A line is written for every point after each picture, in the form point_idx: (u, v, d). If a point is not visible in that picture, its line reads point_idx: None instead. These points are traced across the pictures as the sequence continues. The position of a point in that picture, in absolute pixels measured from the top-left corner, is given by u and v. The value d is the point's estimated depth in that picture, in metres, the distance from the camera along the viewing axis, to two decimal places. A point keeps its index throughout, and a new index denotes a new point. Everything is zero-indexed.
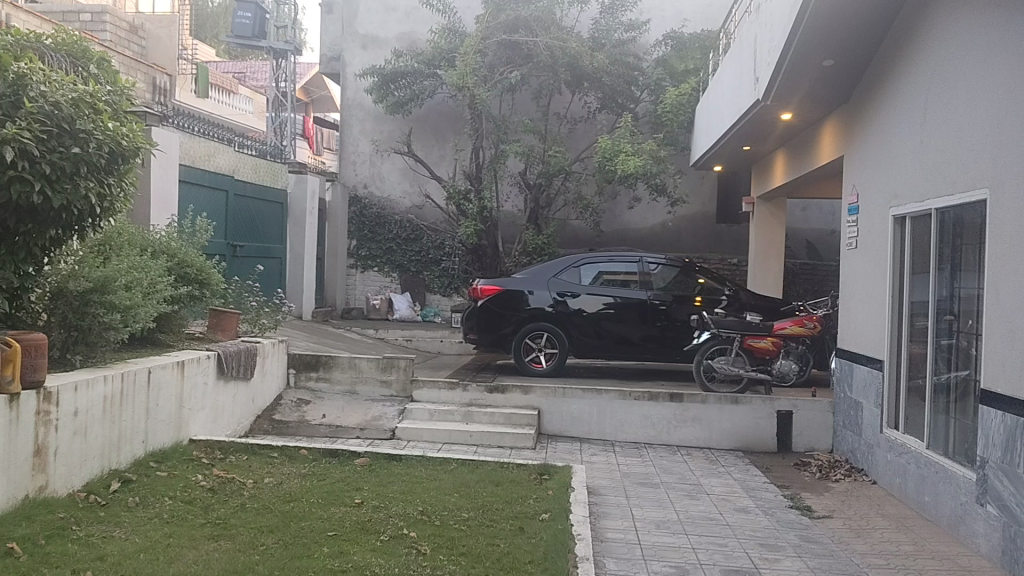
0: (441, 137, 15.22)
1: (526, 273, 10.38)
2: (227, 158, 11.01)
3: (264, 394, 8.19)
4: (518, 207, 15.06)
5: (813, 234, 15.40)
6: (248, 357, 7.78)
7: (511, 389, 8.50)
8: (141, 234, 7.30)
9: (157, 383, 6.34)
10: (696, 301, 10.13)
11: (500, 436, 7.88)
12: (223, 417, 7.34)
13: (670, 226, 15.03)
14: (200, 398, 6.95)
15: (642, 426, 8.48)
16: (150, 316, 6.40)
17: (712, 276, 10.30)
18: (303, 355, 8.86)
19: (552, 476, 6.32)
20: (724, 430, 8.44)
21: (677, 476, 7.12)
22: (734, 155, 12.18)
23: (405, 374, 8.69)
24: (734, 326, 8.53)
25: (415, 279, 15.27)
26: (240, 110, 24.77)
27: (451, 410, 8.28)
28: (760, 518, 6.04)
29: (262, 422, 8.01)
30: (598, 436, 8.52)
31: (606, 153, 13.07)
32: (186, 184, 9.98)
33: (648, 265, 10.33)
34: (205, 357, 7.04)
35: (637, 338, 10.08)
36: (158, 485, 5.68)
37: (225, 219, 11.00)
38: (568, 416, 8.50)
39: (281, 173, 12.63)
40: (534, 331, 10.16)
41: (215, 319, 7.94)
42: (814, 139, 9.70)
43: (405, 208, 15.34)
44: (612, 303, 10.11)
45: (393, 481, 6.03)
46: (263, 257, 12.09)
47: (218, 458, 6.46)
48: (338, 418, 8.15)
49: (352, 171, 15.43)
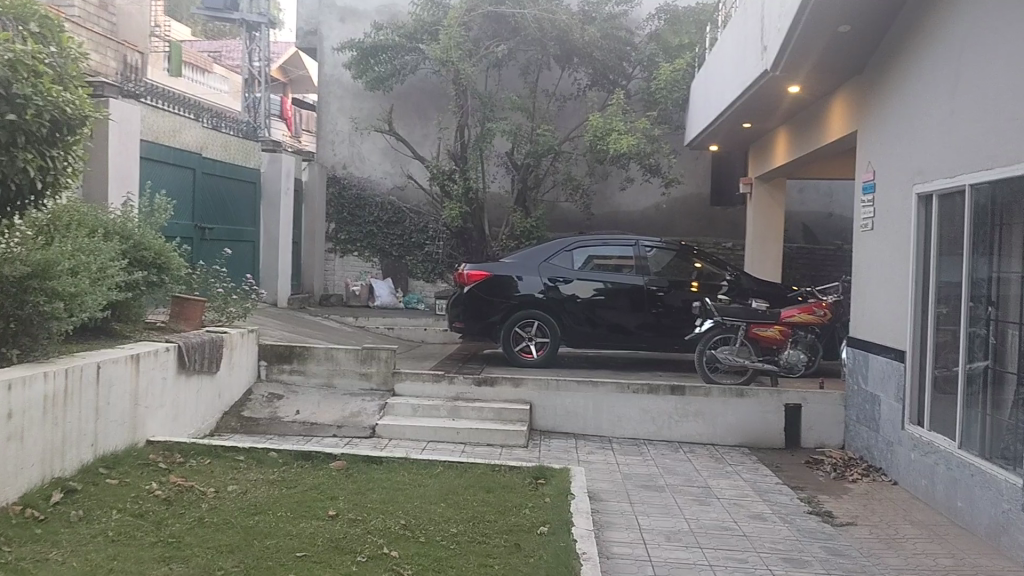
0: (423, 115, 14.54)
1: (514, 258, 9.76)
2: (194, 134, 10.33)
3: (231, 389, 7.54)
4: (504, 188, 14.42)
5: (810, 217, 14.87)
6: (213, 349, 7.11)
7: (500, 382, 7.90)
8: (93, 213, 6.61)
9: (110, 378, 5.67)
10: (694, 286, 9.55)
11: (489, 434, 7.28)
12: (185, 415, 6.67)
13: (663, 208, 14.43)
14: (158, 395, 6.27)
15: (641, 422, 7.89)
16: (99, 304, 5.65)
17: (709, 260, 9.73)
18: (275, 347, 8.20)
19: (550, 480, 5.72)
20: (729, 425, 7.87)
21: (682, 477, 6.55)
22: (732, 133, 11.61)
23: (387, 366, 8.04)
24: (739, 313, 7.94)
25: (397, 265, 14.63)
26: (214, 90, 23.91)
27: (435, 405, 7.66)
28: (779, 527, 5.47)
29: (230, 420, 7.36)
30: (594, 432, 7.94)
31: (598, 132, 12.43)
32: (148, 161, 9.29)
33: (643, 249, 9.74)
34: (164, 349, 6.37)
35: (633, 326, 9.48)
36: (106, 495, 5.01)
37: (192, 200, 10.32)
38: (562, 410, 7.91)
39: (254, 152, 11.96)
40: (524, 319, 9.56)
41: (177, 308, 7.40)
42: (821, 113, 9.14)
43: (386, 189, 14.69)
44: (605, 289, 9.51)
45: (372, 489, 5.41)
46: (234, 241, 11.40)
47: (177, 462, 5.81)
48: (313, 414, 7.51)
49: (330, 151, 14.74)
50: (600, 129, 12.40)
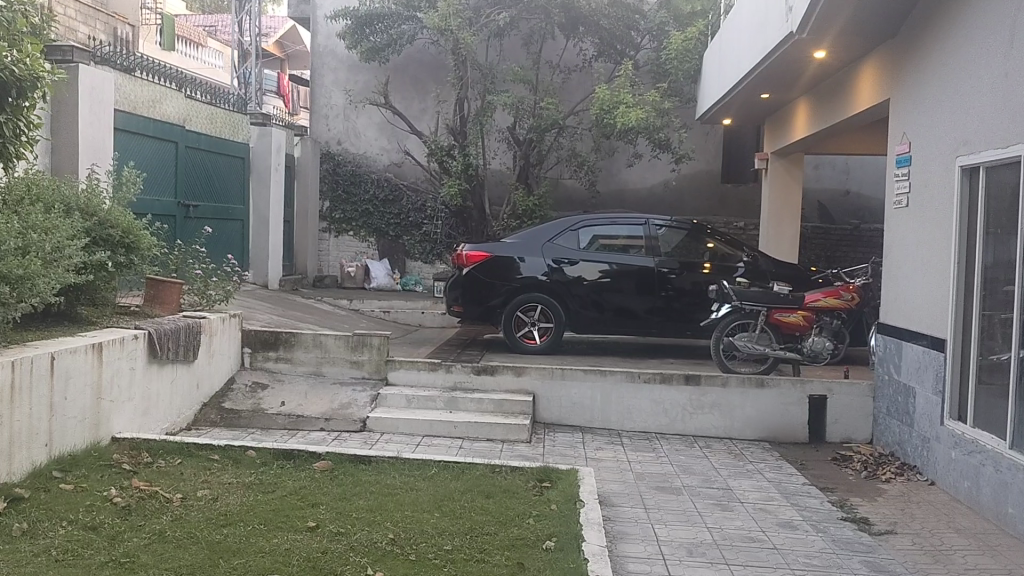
0: (421, 88, 13.87)
1: (516, 238, 9.16)
2: (175, 105, 9.73)
3: (210, 379, 6.96)
4: (506, 165, 13.81)
5: (825, 195, 14.27)
6: (189, 335, 6.52)
7: (502, 370, 7.32)
8: (54, 188, 5.97)
9: (68, 371, 5.06)
10: (706, 268, 8.95)
11: (489, 428, 6.71)
12: (156, 409, 6.09)
13: (673, 185, 13.82)
14: (123, 388, 5.68)
15: (654, 414, 7.32)
16: (52, 289, 4.99)
17: (723, 240, 9.13)
18: (259, 333, 7.61)
19: (556, 484, 5.14)
20: (748, 418, 7.30)
21: (700, 478, 5.98)
22: (748, 105, 10.97)
23: (379, 354, 7.44)
24: (760, 298, 7.38)
25: (394, 245, 14.05)
26: (209, 65, 23.23)
27: (432, 397, 7.10)
28: (811, 537, 4.91)
29: (208, 412, 6.79)
30: (603, 425, 7.37)
31: (605, 104, 11.78)
32: (123, 133, 8.67)
33: (654, 229, 9.13)
34: (131, 338, 5.76)
35: (642, 311, 8.90)
36: (58, 503, 4.43)
37: (174, 176, 9.70)
38: (568, 402, 7.34)
39: (241, 125, 11.35)
40: (526, 303, 8.98)
41: (152, 291, 6.88)
42: (849, 81, 8.52)
43: (383, 166, 14.07)
44: (613, 271, 8.92)
45: (359, 495, 4.84)
46: (219, 219, 10.78)
47: (143, 462, 5.22)
48: (299, 406, 6.94)
49: (324, 126, 14.12)
50: (608, 102, 11.77)
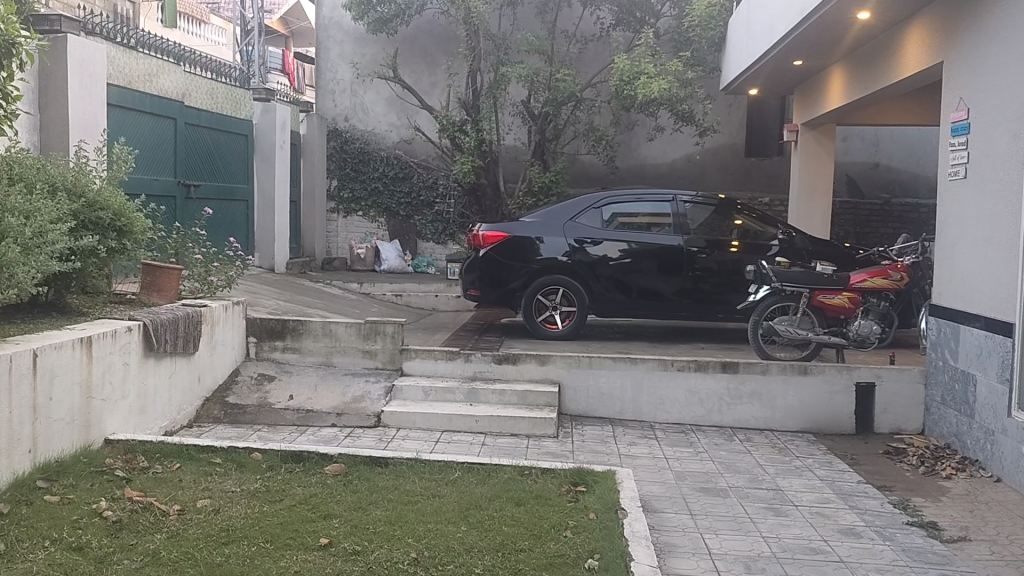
0: (431, 61, 13.31)
1: (535, 216, 8.63)
2: (174, 79, 9.21)
3: (213, 371, 6.49)
4: (521, 140, 13.28)
5: (854, 168, 13.69)
6: (188, 325, 6.03)
7: (524, 358, 6.83)
8: (39, 165, 5.46)
9: (54, 368, 4.58)
10: (734, 245, 8.41)
11: (514, 422, 6.22)
12: (152, 406, 5.61)
13: (696, 160, 13.27)
14: (117, 385, 5.21)
15: (689, 405, 6.83)
16: (34, 278, 4.52)
17: (753, 217, 8.59)
18: (266, 321, 7.12)
19: (592, 488, 4.66)
20: (790, 408, 6.82)
21: (746, 477, 5.51)
22: (778, 73, 10.41)
23: (393, 342, 6.96)
24: (802, 278, 6.90)
25: (404, 225, 13.54)
26: (212, 42, 22.68)
27: (451, 388, 6.62)
28: (879, 547, 4.42)
29: (212, 408, 6.33)
30: (634, 416, 6.88)
31: (624, 75, 11.20)
32: (117, 109, 8.16)
33: (681, 205, 8.61)
34: (124, 330, 5.28)
35: (670, 293, 8.39)
36: (42, 518, 3.94)
37: (173, 154, 9.20)
38: (596, 392, 6.85)
39: (244, 101, 10.82)
40: (547, 287, 8.47)
41: (149, 278, 6.40)
42: (893, 45, 7.95)
43: (392, 143, 13.54)
44: (639, 251, 8.40)
45: (376, 504, 4.37)
46: (222, 199, 10.27)
47: (138, 469, 4.74)
48: (309, 400, 6.47)
49: (330, 101, 13.61)
50: (627, 72, 11.19)
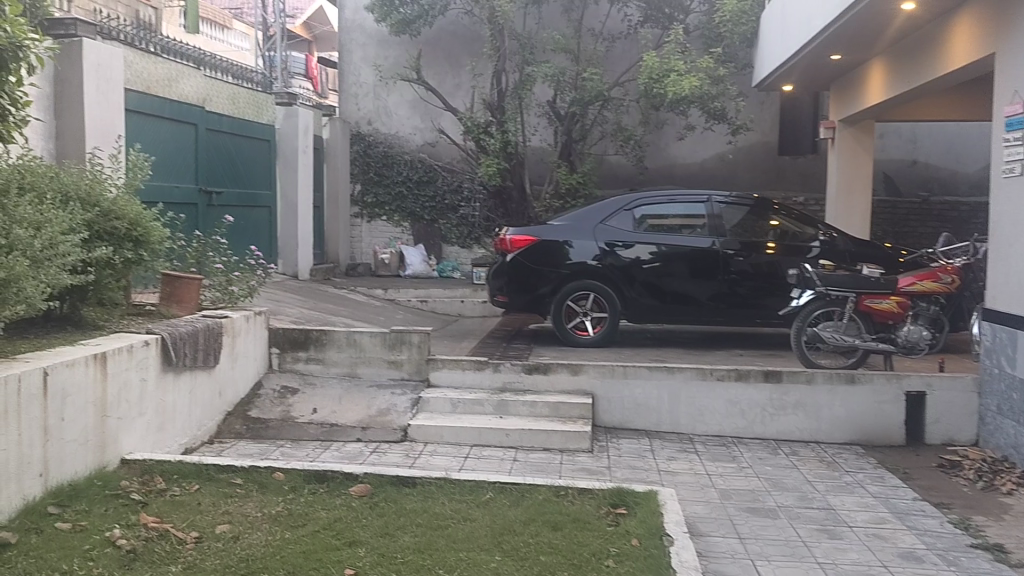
0: (455, 62, 13.08)
1: (565, 219, 8.35)
2: (195, 84, 9.04)
3: (235, 385, 6.27)
4: (547, 141, 13.01)
5: (890, 166, 13.28)
6: (209, 338, 5.82)
7: (556, 368, 6.56)
8: (52, 174, 5.27)
9: (66, 388, 4.38)
10: (770, 248, 8.10)
11: (547, 436, 5.95)
12: (171, 423, 5.39)
13: (727, 159, 12.93)
14: (134, 403, 5.00)
15: (729, 416, 6.53)
16: (43, 293, 4.32)
17: (791, 217, 8.26)
18: (288, 331, 6.89)
19: (634, 511, 4.38)
20: (837, 419, 6.52)
21: (795, 496, 5.22)
22: (814, 68, 10.07)
23: (419, 352, 6.71)
24: (846, 282, 6.64)
25: (429, 229, 13.29)
26: (235, 47, 22.60)
27: (479, 400, 6.35)
28: (945, 574, 4.10)
29: (234, 423, 6.11)
30: (671, 429, 6.59)
31: (653, 73, 10.91)
32: (135, 115, 7.99)
33: (716, 206, 8.28)
34: (140, 344, 5.07)
35: (705, 298, 8.08)
36: (52, 547, 3.72)
37: (195, 161, 9.02)
38: (631, 403, 6.56)
39: (266, 106, 10.63)
40: (578, 292, 8.18)
41: (169, 289, 6.21)
42: (939, 36, 7.61)
43: (416, 146, 13.33)
44: (673, 255, 8.10)
45: (405, 529, 4.11)
46: (244, 206, 10.08)
47: (155, 491, 4.51)
48: (333, 413, 6.23)
49: (353, 104, 13.41)
50: (657, 70, 10.88)
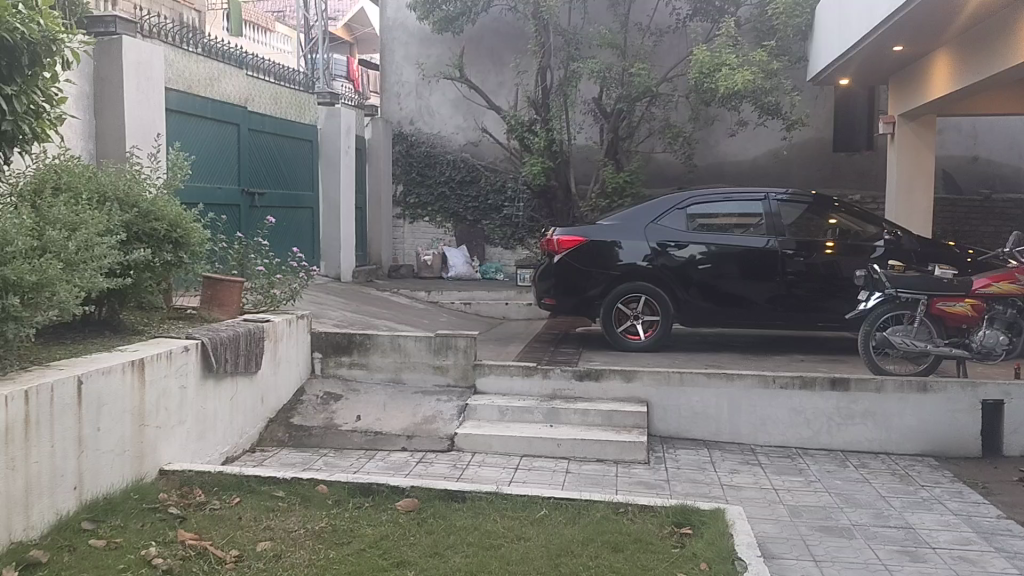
0: (498, 60, 12.84)
1: (615, 218, 8.04)
2: (236, 83, 8.90)
3: (278, 391, 6.08)
4: (592, 139, 12.72)
5: (951, 162, 12.76)
6: (250, 343, 5.61)
7: (608, 375, 6.28)
8: (89, 174, 5.11)
9: (101, 396, 4.20)
10: (828, 247, 7.72)
11: (601, 446, 5.66)
12: (212, 431, 5.20)
13: (779, 156, 12.53)
14: (173, 411, 4.81)
15: (793, 425, 6.22)
16: (79, 297, 4.15)
17: (851, 216, 7.90)
18: (332, 335, 6.68)
19: (700, 531, 4.09)
20: (908, 430, 6.15)
21: (870, 513, 4.89)
22: (874, 60, 9.64)
23: (466, 357, 6.46)
24: (917, 284, 6.28)
25: (472, 230, 13.07)
26: (277, 49, 22.59)
27: (529, 408, 6.09)
28: None
29: (276, 430, 5.91)
30: (731, 438, 6.28)
31: (704, 67, 10.56)
32: (177, 115, 7.86)
33: (773, 204, 7.94)
34: (180, 350, 4.88)
35: (763, 301, 7.73)
36: (86, 567, 3.52)
37: (237, 161, 8.88)
38: (688, 411, 6.27)
39: (309, 106, 10.48)
40: (629, 294, 7.86)
41: (210, 292, 6.03)
42: (1013, 23, 7.18)
43: (459, 146, 13.13)
44: (728, 255, 7.76)
45: (455, 549, 3.85)
46: (287, 207, 9.93)
47: (194, 505, 4.31)
48: (378, 421, 6.01)
49: (395, 104, 13.25)
50: (708, 64, 10.54)
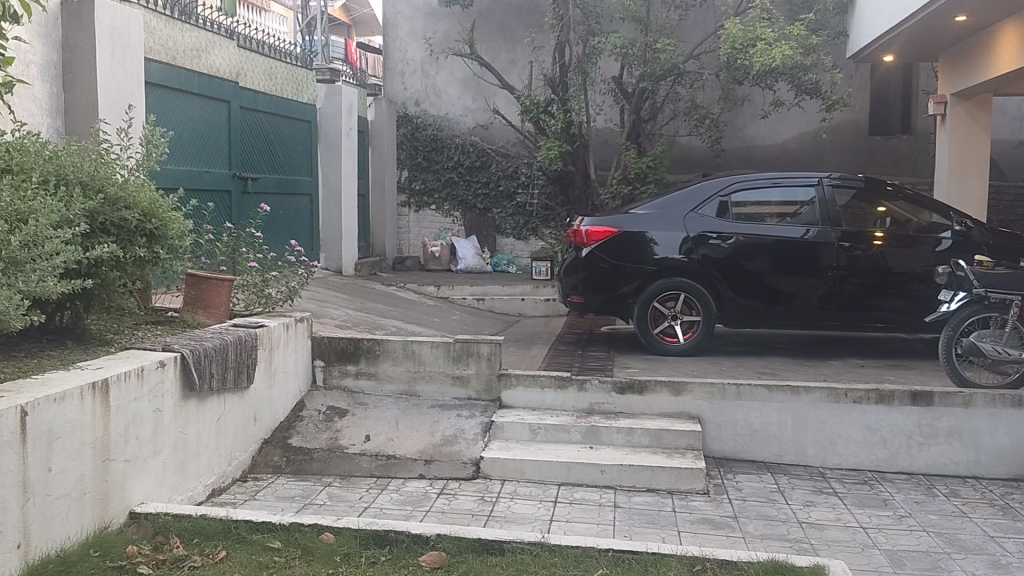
0: (509, 36, 12.00)
1: (650, 206, 7.16)
2: (227, 55, 8.04)
3: (273, 408, 5.23)
4: (611, 121, 11.92)
5: (994, 147, 11.94)
6: (241, 353, 4.77)
7: (654, 388, 5.46)
8: (44, 155, 4.26)
9: (54, 429, 3.37)
10: (878, 237, 6.87)
11: (652, 474, 4.83)
12: (194, 460, 4.37)
13: (811, 140, 11.72)
14: (146, 439, 3.98)
15: (868, 445, 5.42)
16: (19, 305, 3.32)
17: (904, 202, 7.02)
18: (335, 340, 5.84)
19: None
20: (1001, 451, 5.34)
21: (985, 562, 4.06)
22: (929, 32, 8.81)
23: (489, 366, 5.63)
24: (1006, 283, 5.51)
25: (482, 219, 12.28)
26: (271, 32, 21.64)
27: (565, 427, 5.26)
28: None
29: (271, 454, 5.07)
30: (795, 460, 5.47)
31: (736, 42, 9.69)
32: (157, 90, 7.00)
33: (828, 191, 7.08)
34: (153, 365, 4.04)
35: (815, 301, 6.90)
36: None
37: (227, 143, 8.02)
38: (745, 429, 5.46)
39: (307, 83, 9.61)
40: (665, 291, 7.01)
41: (193, 292, 5.23)
42: None
43: (468, 128, 12.30)
44: (772, 247, 6.91)
45: None
46: (283, 195, 9.08)
47: (169, 562, 3.47)
48: (389, 441, 5.18)
49: (399, 84, 12.38)
50: (740, 39, 9.66)
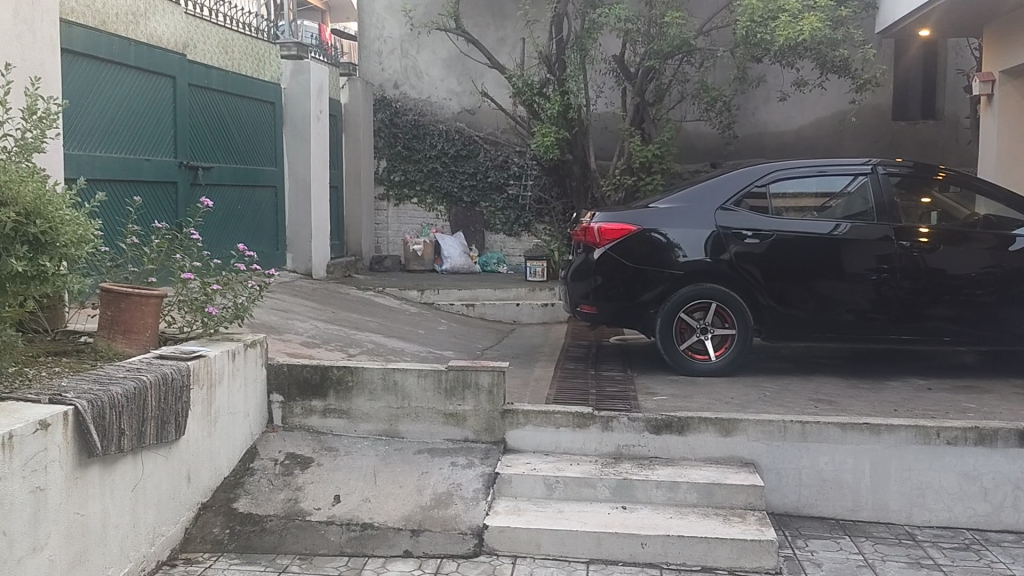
0: (498, 11, 10.88)
1: (672, 198, 5.93)
2: (172, 22, 6.82)
3: (212, 463, 4.05)
4: (611, 105, 10.85)
5: None
6: (165, 397, 3.58)
7: (698, 427, 4.36)
8: None
9: None
10: (924, 235, 5.61)
11: (709, 549, 3.73)
12: (96, 549, 3.21)
13: (828, 126, 10.71)
14: (21, 534, 2.81)
15: (964, 498, 4.33)
16: None
17: (953, 190, 5.77)
18: (296, 368, 4.68)
19: None
20: None
21: None
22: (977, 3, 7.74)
23: (491, 401, 4.50)
24: None
25: (469, 214, 11.11)
26: None
27: (589, 481, 4.12)
28: None
29: (212, 525, 3.91)
30: (874, 515, 4.39)
31: (755, 14, 8.54)
32: (78, 61, 5.79)
33: (881, 179, 5.79)
34: (31, 425, 2.86)
35: (868, 308, 5.64)
36: None
37: (170, 125, 6.80)
38: (812, 479, 4.37)
39: (269, 59, 8.40)
40: (693, 300, 5.77)
41: (110, 313, 4.05)
42: None
43: (452, 114, 11.16)
44: (801, 247, 5.67)
45: None
46: (241, 186, 7.86)
47: None
48: (365, 502, 4.02)
49: (376, 64, 11.22)
50: (760, 10, 8.51)
